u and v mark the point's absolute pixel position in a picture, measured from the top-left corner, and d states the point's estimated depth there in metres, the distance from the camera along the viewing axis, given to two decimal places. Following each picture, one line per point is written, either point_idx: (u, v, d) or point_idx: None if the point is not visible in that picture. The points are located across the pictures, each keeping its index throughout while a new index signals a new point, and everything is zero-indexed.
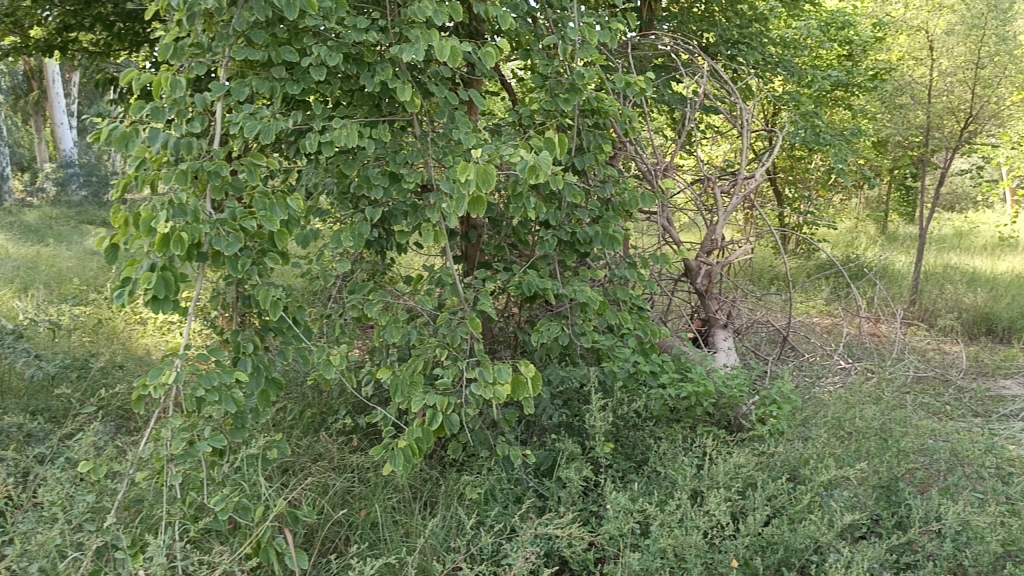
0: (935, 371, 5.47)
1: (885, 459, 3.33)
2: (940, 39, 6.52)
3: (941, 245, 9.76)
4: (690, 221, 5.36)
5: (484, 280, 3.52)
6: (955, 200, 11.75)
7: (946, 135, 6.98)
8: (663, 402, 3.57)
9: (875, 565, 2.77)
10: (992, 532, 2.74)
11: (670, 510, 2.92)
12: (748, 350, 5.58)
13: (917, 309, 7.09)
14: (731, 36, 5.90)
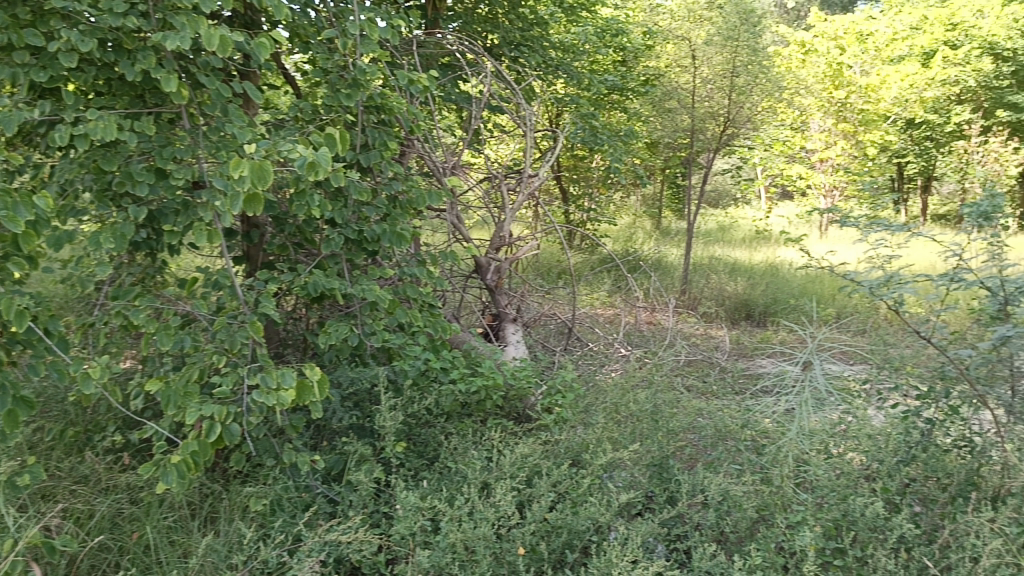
0: (703, 354, 5.94)
1: (657, 440, 3.55)
2: (701, 48, 7.06)
3: (707, 238, 10.61)
4: (478, 219, 5.42)
5: (266, 281, 3.36)
6: (718, 197, 12.83)
7: (708, 138, 7.55)
8: (453, 397, 3.58)
9: (650, 540, 2.93)
10: (748, 499, 2.99)
11: (459, 504, 2.93)
12: (536, 342, 5.76)
13: (687, 298, 7.69)
14: (514, 38, 6.06)
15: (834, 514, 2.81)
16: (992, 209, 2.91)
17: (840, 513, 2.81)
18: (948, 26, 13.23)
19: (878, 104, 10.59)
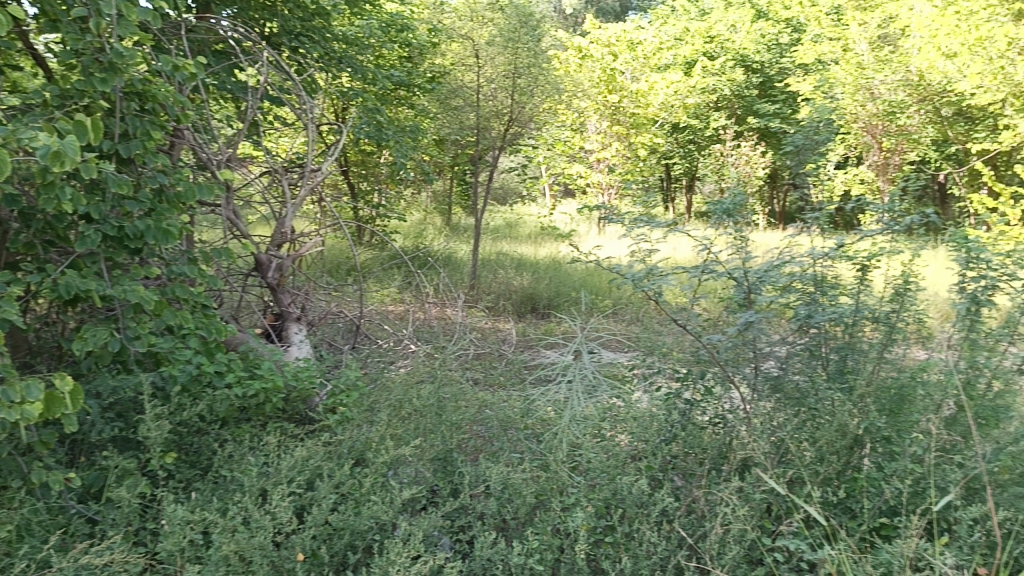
0: (491, 348, 6.07)
1: (440, 433, 3.56)
2: (483, 48, 7.18)
3: (495, 234, 10.86)
4: (256, 214, 5.19)
5: (8, 284, 2.99)
6: (505, 195, 13.18)
7: (493, 136, 7.67)
8: (229, 402, 3.38)
9: (433, 533, 2.94)
10: (527, 485, 3.06)
11: (234, 514, 2.78)
12: (322, 342, 5.59)
13: (476, 292, 7.82)
14: (293, 27, 5.84)
15: (604, 494, 2.97)
16: (733, 206, 3.22)
17: (610, 492, 2.96)
18: (706, 39, 14.47)
19: (647, 109, 11.60)
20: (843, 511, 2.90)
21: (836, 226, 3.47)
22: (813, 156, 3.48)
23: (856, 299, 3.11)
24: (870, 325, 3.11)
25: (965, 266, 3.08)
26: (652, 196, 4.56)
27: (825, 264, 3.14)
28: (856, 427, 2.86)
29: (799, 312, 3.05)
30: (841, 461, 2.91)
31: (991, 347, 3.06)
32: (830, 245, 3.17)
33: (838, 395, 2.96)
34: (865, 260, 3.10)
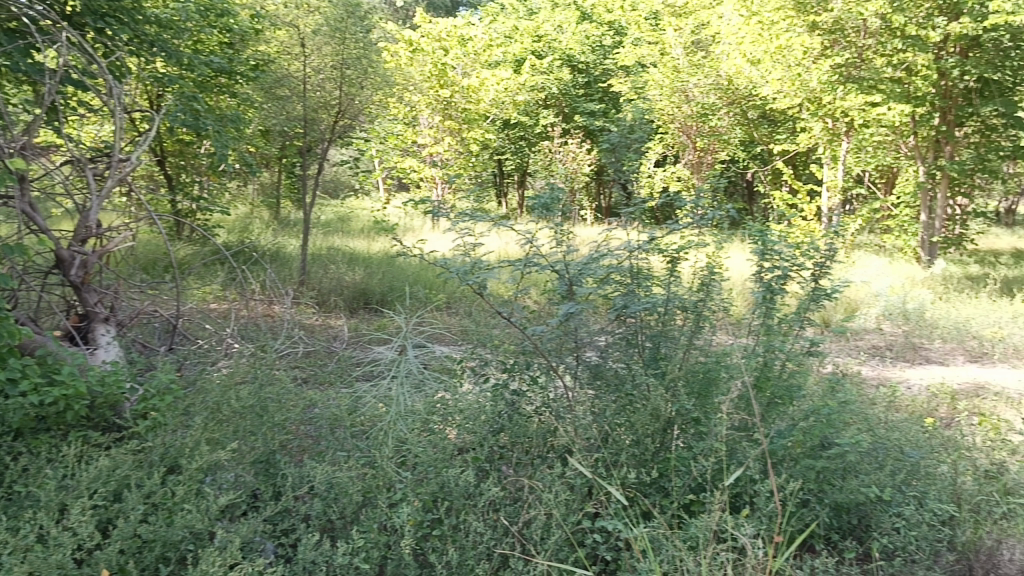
0: (321, 345, 5.90)
1: (262, 435, 3.41)
2: (309, 37, 6.90)
3: (326, 229, 10.58)
4: (58, 207, 4.76)
5: None
6: (336, 188, 12.88)
7: (323, 128, 7.34)
8: (23, 411, 3.08)
9: (254, 538, 2.82)
10: (353, 484, 2.99)
11: (27, 533, 2.54)
12: (134, 343, 5.13)
13: (306, 288, 7.57)
14: (99, 7, 5.39)
15: (432, 487, 2.95)
16: (551, 200, 3.28)
17: (437, 485, 2.95)
18: (534, 38, 14.80)
19: (478, 104, 11.69)
20: (656, 489, 3.06)
21: (651, 220, 3.59)
22: (629, 154, 3.56)
23: (668, 289, 3.21)
24: (681, 314, 3.22)
25: (760, 258, 3.33)
26: (482, 192, 4.57)
27: (639, 256, 3.23)
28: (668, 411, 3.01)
29: (617, 302, 3.12)
30: (655, 443, 3.06)
31: (784, 332, 3.31)
32: (643, 239, 3.26)
33: (652, 381, 3.09)
34: (675, 252, 3.22)
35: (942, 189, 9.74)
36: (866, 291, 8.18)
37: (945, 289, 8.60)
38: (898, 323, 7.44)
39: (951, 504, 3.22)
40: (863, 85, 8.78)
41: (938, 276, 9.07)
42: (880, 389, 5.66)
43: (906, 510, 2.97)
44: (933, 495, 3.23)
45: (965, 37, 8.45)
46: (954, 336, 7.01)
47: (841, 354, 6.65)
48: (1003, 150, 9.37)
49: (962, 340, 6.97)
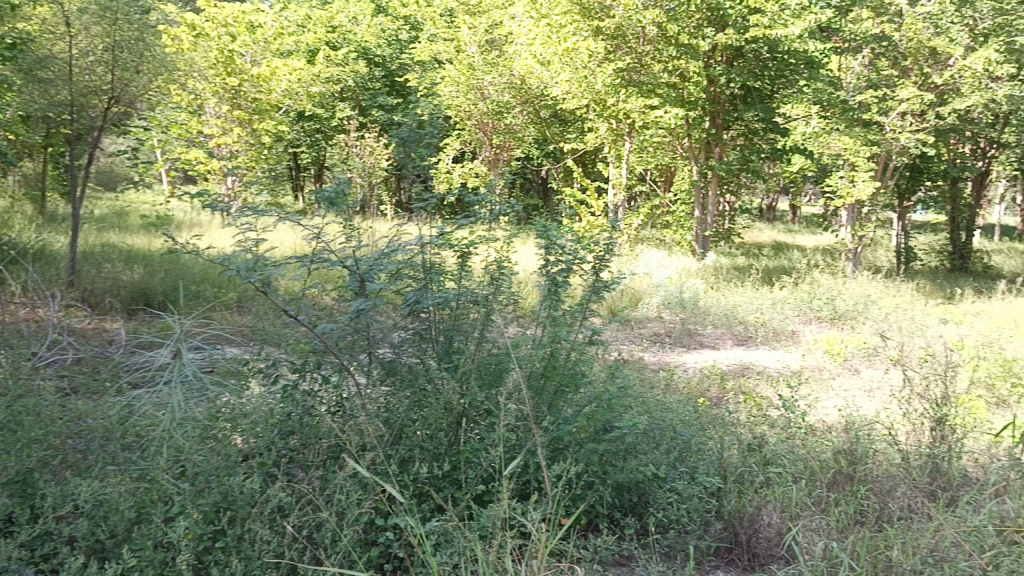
0: (95, 351, 5.41)
1: (18, 451, 3.04)
2: (75, 15, 6.14)
3: (100, 224, 9.72)
4: None
5: None
6: (112, 180, 11.87)
7: (95, 115, 6.62)
8: None
9: (7, 567, 2.51)
10: (125, 499, 2.73)
11: None
12: None
13: (77, 290, 6.89)
14: None
15: (213, 498, 2.71)
16: (337, 194, 3.10)
17: (219, 495, 2.73)
18: (328, 28, 14.41)
19: (270, 95, 11.22)
20: (449, 483, 3.06)
21: (448, 215, 3.45)
22: (419, 148, 3.40)
23: (458, 283, 3.19)
24: (472, 307, 3.20)
25: (544, 253, 3.43)
26: (277, 185, 4.36)
27: (431, 250, 3.18)
28: (459, 403, 3.03)
29: (408, 297, 3.04)
30: (448, 437, 3.07)
31: (569, 322, 3.41)
32: (433, 233, 3.23)
33: (444, 375, 3.07)
34: (463, 246, 3.21)
35: (714, 187, 10.37)
36: (648, 282, 8.74)
37: (716, 279, 9.37)
38: (676, 311, 7.99)
39: (718, 477, 3.49)
40: (643, 89, 9.31)
41: (710, 267, 9.84)
42: (660, 373, 6.04)
43: (679, 485, 3.21)
44: (703, 470, 3.48)
45: (730, 48, 9.06)
46: (723, 322, 7.63)
47: (626, 342, 7.06)
48: (763, 150, 10.48)
49: (730, 325, 7.61)
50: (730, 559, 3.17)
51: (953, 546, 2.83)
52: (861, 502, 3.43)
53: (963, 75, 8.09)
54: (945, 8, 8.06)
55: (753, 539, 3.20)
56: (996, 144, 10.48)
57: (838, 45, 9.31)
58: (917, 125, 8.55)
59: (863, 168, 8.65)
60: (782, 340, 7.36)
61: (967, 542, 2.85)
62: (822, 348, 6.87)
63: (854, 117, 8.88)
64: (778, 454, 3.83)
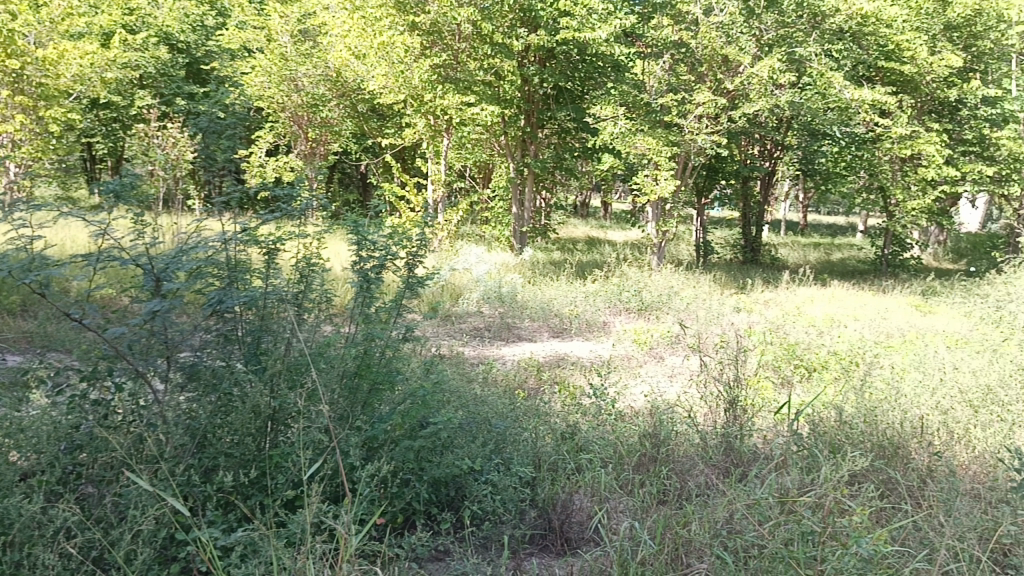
0: None
1: None
2: None
3: None
4: None
5: None
6: None
7: None
8: None
9: None
10: None
11: None
12: None
13: None
14: None
15: None
16: (121, 187, 2.79)
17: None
18: (124, 10, 13.50)
19: (57, 79, 10.19)
20: (258, 490, 2.84)
21: (253, 209, 3.22)
22: (222, 140, 3.07)
23: (265, 281, 3.00)
24: (279, 306, 3.03)
25: (356, 251, 3.30)
26: (64, 176, 3.96)
27: (234, 248, 2.95)
28: (267, 407, 2.82)
29: (209, 297, 2.75)
30: (256, 442, 2.85)
31: (383, 320, 3.31)
32: (237, 229, 3.01)
33: (252, 377, 2.81)
34: (270, 242, 3.01)
35: (529, 184, 10.61)
36: (467, 278, 8.81)
37: (533, 273, 9.60)
38: (495, 305, 8.12)
39: (531, 467, 3.59)
40: (460, 86, 9.35)
41: (527, 262, 10.08)
42: (479, 367, 6.11)
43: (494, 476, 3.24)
44: (517, 459, 3.56)
45: (542, 48, 9.25)
46: (540, 315, 7.83)
47: (445, 337, 7.09)
48: (575, 149, 10.76)
49: (546, 318, 7.82)
50: (544, 545, 3.24)
51: (743, 518, 3.03)
52: (663, 483, 3.60)
53: (751, 82, 8.76)
54: (735, 18, 8.68)
55: (565, 525, 3.29)
56: (780, 147, 11.45)
57: (641, 51, 9.58)
58: (712, 127, 9.16)
59: (665, 167, 9.17)
60: (594, 330, 7.66)
61: (753, 512, 3.07)
62: (631, 338, 7.21)
63: (657, 119, 9.35)
64: (589, 440, 3.99)
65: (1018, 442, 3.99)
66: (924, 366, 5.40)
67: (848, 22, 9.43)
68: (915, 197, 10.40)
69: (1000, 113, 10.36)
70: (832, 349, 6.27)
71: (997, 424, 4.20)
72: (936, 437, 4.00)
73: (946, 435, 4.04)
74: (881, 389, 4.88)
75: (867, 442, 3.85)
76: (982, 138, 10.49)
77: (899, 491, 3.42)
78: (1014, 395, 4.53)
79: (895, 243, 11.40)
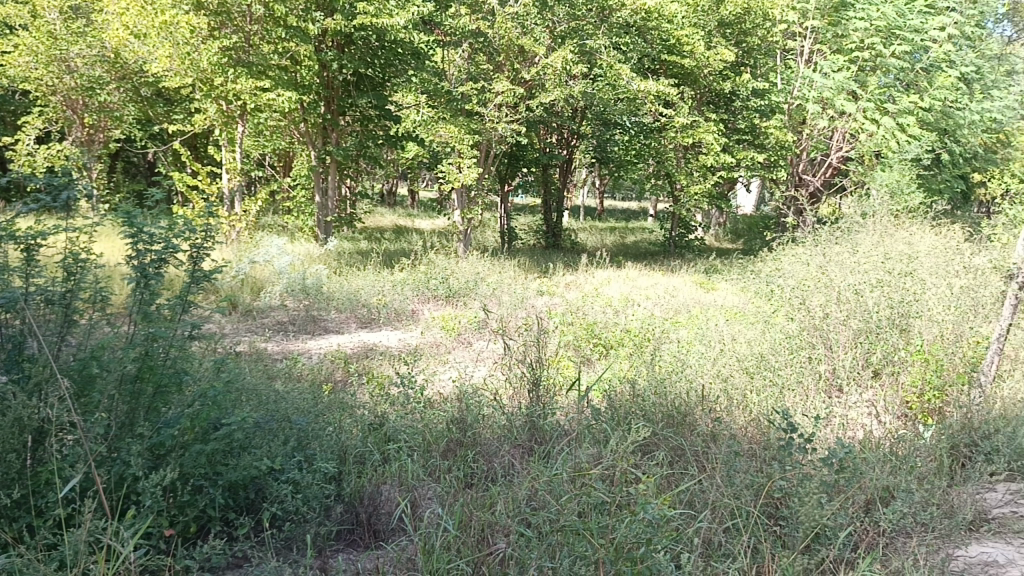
0: None
1: None
2: None
3: None
4: None
5: None
6: None
7: None
8: None
9: None
10: None
11: None
12: None
13: None
14: None
15: None
16: None
17: None
18: None
19: None
20: (25, 511, 2.50)
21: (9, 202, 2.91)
22: None
23: (24, 281, 2.68)
24: (43, 307, 2.71)
25: (130, 245, 2.94)
26: None
27: None
28: (32, 417, 2.47)
29: None
30: (21, 459, 2.49)
31: (166, 318, 2.91)
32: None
33: (12, 388, 2.51)
34: (29, 239, 2.70)
35: (332, 173, 10.32)
36: (269, 270, 8.42)
37: (338, 263, 9.36)
38: (300, 298, 7.83)
39: (335, 461, 3.47)
40: (252, 70, 8.82)
41: (332, 252, 9.82)
42: (282, 363, 5.86)
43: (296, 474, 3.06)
44: (320, 455, 3.39)
45: (340, 33, 9.00)
46: (347, 306, 7.66)
47: (245, 334, 6.77)
48: (378, 136, 10.57)
49: (354, 309, 7.66)
50: (352, 540, 3.17)
51: (542, 493, 3.10)
52: (470, 466, 3.62)
53: (546, 72, 9.05)
54: (529, 10, 8.91)
55: (373, 517, 3.24)
56: (576, 135, 11.87)
57: (440, 38, 9.43)
58: (511, 116, 9.35)
59: (467, 155, 9.25)
60: (403, 319, 7.60)
61: (550, 488, 3.15)
62: (439, 325, 7.21)
63: (458, 107, 9.33)
64: (397, 430, 3.92)
65: (787, 403, 4.36)
66: (706, 338, 5.80)
67: (632, 16, 9.88)
68: (698, 182, 11.18)
69: (768, 104, 11.35)
70: (627, 326, 6.59)
71: (769, 388, 4.57)
72: (718, 403, 4.29)
73: (726, 401, 4.35)
74: (670, 362, 5.17)
75: (658, 412, 4.07)
76: (753, 128, 11.42)
77: (686, 457, 3.63)
78: (782, 359, 4.87)
79: (682, 225, 12.22)
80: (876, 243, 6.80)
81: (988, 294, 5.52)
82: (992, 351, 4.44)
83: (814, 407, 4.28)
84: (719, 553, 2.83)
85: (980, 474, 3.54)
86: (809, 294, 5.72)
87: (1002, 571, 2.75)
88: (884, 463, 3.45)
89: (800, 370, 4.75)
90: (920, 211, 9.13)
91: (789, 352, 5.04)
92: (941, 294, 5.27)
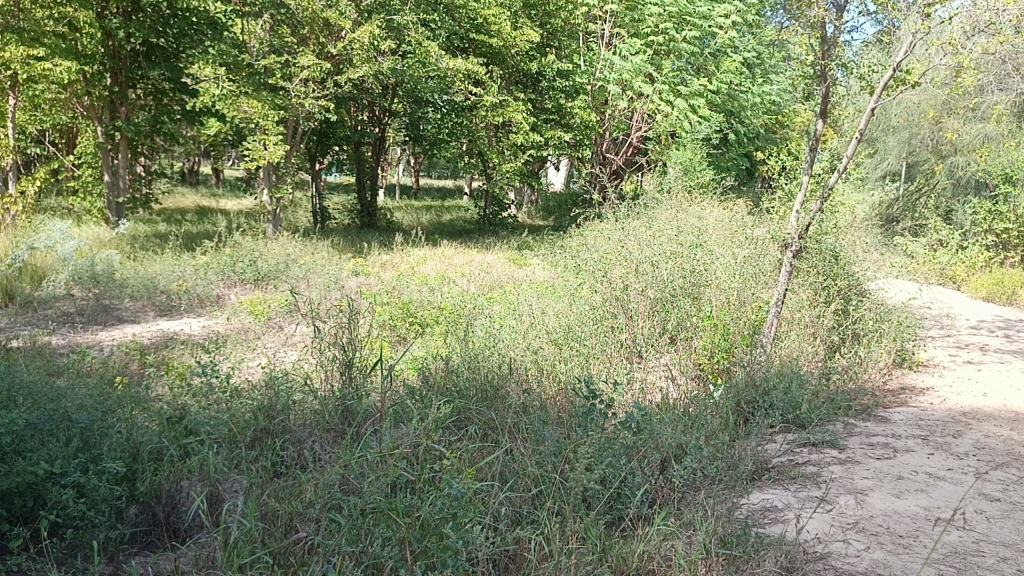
0: None
1: None
2: None
3: None
4: None
5: None
6: None
7: None
8: None
9: None
10: None
11: None
12: None
13: None
14: None
15: None
16: None
17: None
18: None
19: None
20: None
21: None
22: None
23: None
24: None
25: None
26: None
27: None
28: None
29: None
30: None
31: None
32: None
33: None
34: None
35: (123, 151, 9.47)
36: (51, 257, 7.65)
37: (132, 248, 8.67)
38: (89, 286, 7.20)
39: (128, 460, 3.19)
40: (24, 38, 7.86)
41: (125, 236, 9.08)
42: (66, 358, 5.35)
43: (82, 476, 2.80)
44: (109, 453, 3.11)
45: None
46: (142, 293, 7.11)
47: (24, 327, 6.14)
48: (174, 113, 9.58)
49: (150, 296, 7.13)
50: (149, 542, 2.96)
51: (351, 477, 3.01)
52: (278, 455, 3.46)
53: (353, 47, 8.79)
54: None
55: (172, 516, 3.02)
56: (388, 112, 11.67)
57: (239, 8, 8.87)
58: (318, 91, 9.03)
59: (273, 132, 8.81)
60: (207, 306, 7.17)
61: (359, 470, 3.07)
62: (246, 310, 6.86)
63: (260, 81, 8.85)
64: (197, 422, 3.68)
65: (592, 373, 4.52)
66: (517, 313, 5.89)
67: None
68: (508, 159, 11.32)
69: (572, 85, 11.65)
70: (441, 304, 6.56)
71: (576, 359, 4.71)
72: (527, 376, 4.37)
73: (534, 374, 4.43)
74: (482, 338, 5.19)
75: (469, 388, 4.09)
76: (560, 107, 11.66)
77: (497, 430, 3.66)
78: (587, 330, 5.03)
79: (494, 203, 12.39)
80: (670, 219, 7.18)
81: (767, 262, 5.97)
82: (771, 315, 4.84)
83: (616, 375, 4.46)
84: (526, 522, 2.88)
85: (760, 428, 3.84)
86: (610, 267, 5.91)
87: (780, 514, 3.00)
88: (677, 423, 3.64)
89: (604, 340, 4.93)
90: (711, 186, 9.77)
91: (594, 322, 5.22)
92: (727, 263, 5.65)
